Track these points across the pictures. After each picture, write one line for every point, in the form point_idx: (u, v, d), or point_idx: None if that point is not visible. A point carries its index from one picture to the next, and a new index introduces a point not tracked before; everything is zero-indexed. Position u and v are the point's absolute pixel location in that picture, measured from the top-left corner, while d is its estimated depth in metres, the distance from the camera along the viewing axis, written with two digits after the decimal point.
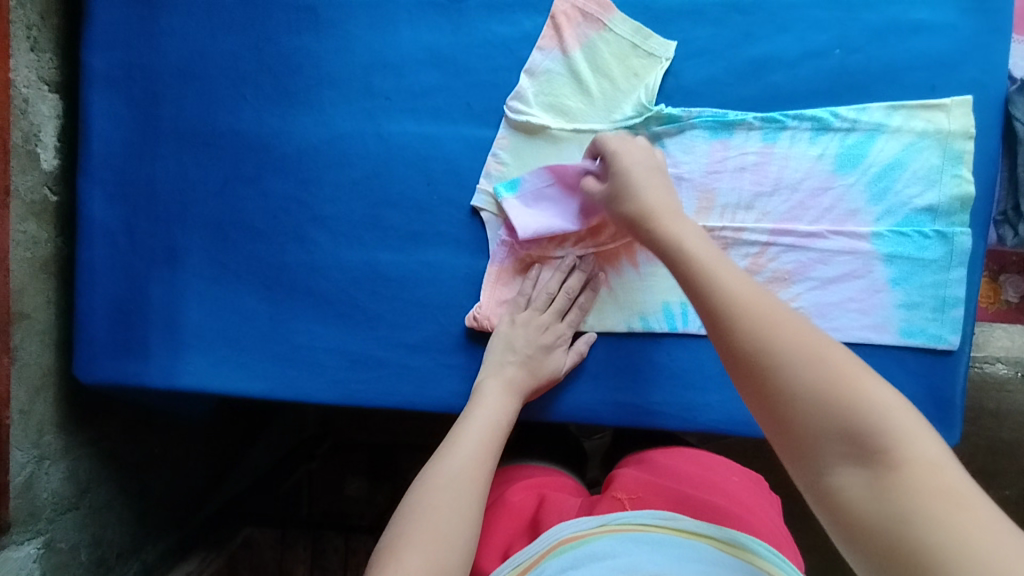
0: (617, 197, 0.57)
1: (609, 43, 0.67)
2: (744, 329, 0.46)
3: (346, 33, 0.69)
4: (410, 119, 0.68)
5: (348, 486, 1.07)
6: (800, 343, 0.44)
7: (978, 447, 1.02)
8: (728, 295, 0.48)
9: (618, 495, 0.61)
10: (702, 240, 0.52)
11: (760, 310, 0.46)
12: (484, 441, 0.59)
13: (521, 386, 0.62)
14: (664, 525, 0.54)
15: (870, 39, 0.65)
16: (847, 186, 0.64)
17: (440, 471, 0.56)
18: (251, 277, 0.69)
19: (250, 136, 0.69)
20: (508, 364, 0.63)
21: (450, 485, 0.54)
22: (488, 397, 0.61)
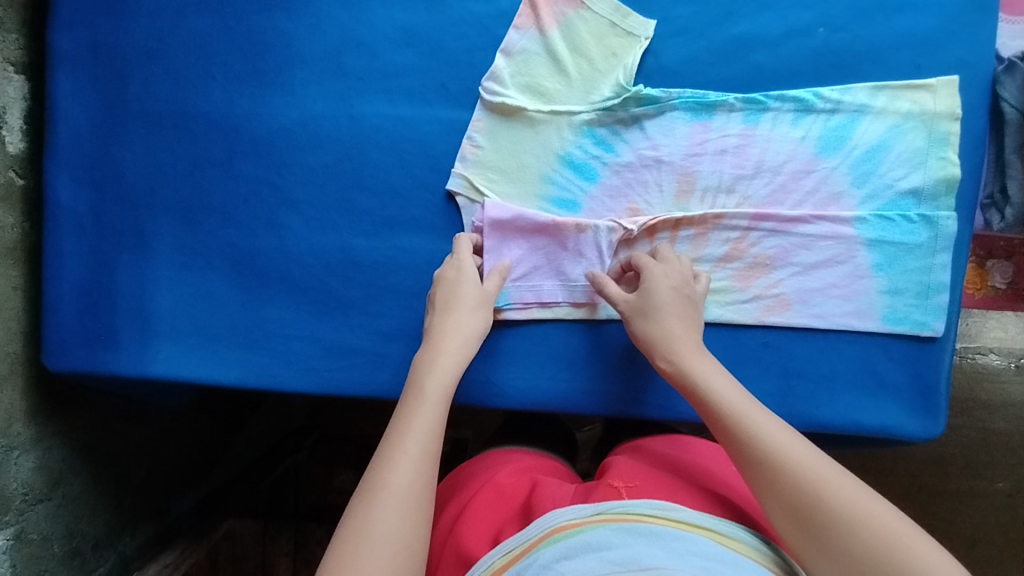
0: (644, 312, 0.58)
1: (586, 22, 0.65)
2: (758, 444, 0.49)
3: (319, 12, 0.67)
4: (384, 100, 0.67)
5: (337, 478, 1.05)
6: (848, 501, 0.44)
7: (971, 438, 1.01)
8: (732, 409, 0.52)
9: (615, 482, 0.60)
10: (747, 399, 0.53)
11: (807, 472, 0.47)
12: (428, 438, 0.51)
13: (464, 335, 0.59)
14: (661, 516, 0.52)
15: (855, 17, 0.63)
16: (830, 169, 0.63)
17: (378, 489, 0.47)
18: (222, 263, 0.68)
19: (222, 119, 0.68)
20: (449, 321, 0.59)
21: (391, 508, 0.46)
22: (436, 363, 0.56)
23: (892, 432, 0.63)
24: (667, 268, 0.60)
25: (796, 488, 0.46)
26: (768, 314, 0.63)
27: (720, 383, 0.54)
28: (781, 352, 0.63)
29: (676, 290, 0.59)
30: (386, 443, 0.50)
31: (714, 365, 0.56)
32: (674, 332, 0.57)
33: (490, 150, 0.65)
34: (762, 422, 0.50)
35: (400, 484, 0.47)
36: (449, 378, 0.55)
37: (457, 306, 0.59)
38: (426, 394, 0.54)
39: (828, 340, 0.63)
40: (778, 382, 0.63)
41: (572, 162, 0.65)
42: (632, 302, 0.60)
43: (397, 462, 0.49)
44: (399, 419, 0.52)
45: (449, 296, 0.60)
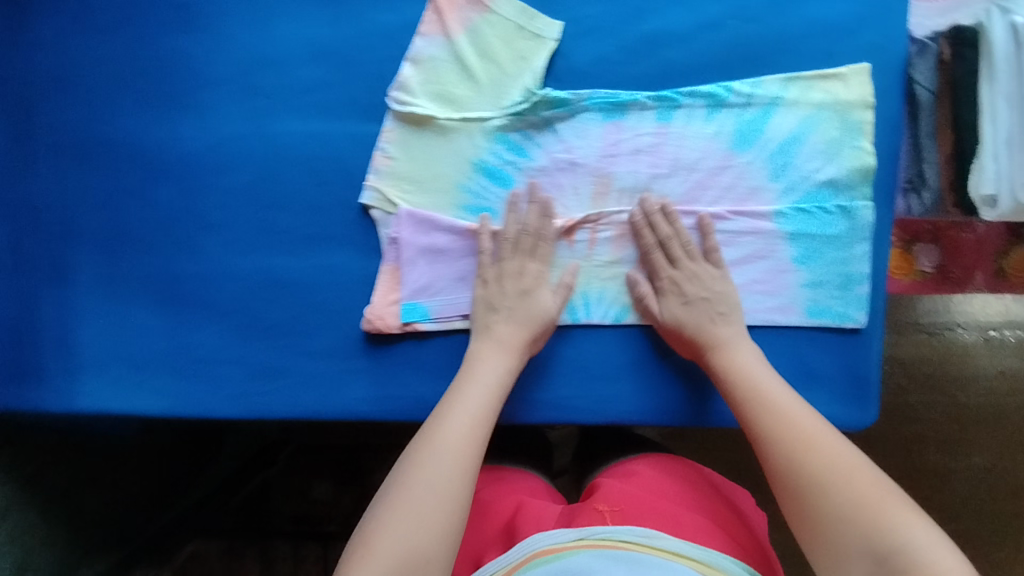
0: (687, 307, 0.60)
1: (493, 26, 0.62)
2: (767, 408, 0.55)
3: (223, 30, 0.64)
4: (294, 117, 0.64)
5: (315, 489, 1.03)
6: (840, 465, 0.49)
7: (944, 414, 1.01)
8: (749, 383, 0.57)
9: (598, 507, 0.58)
10: (769, 375, 0.57)
11: (808, 436, 0.51)
12: (464, 452, 0.53)
13: (517, 342, 0.60)
14: (642, 543, 0.52)
15: (765, 8, 0.61)
16: (746, 163, 0.62)
17: (405, 494, 0.49)
18: (143, 291, 0.66)
19: (132, 147, 0.66)
20: (494, 324, 0.61)
21: (427, 492, 0.49)
22: (483, 361, 0.59)
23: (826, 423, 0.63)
24: (699, 270, 0.61)
25: (793, 442, 0.51)
26: None
27: (749, 365, 0.58)
28: None
29: (706, 302, 0.60)
30: (417, 448, 0.53)
31: (750, 350, 0.59)
32: (718, 333, 0.60)
33: (402, 161, 0.64)
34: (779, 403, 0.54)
35: (431, 495, 0.49)
36: (490, 397, 0.57)
37: (502, 310, 0.61)
38: (472, 384, 0.58)
39: (756, 336, 0.63)
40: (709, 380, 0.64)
41: (485, 168, 0.64)
42: (675, 312, 0.61)
43: (437, 448, 0.52)
44: (433, 423, 0.55)
45: (496, 300, 0.62)
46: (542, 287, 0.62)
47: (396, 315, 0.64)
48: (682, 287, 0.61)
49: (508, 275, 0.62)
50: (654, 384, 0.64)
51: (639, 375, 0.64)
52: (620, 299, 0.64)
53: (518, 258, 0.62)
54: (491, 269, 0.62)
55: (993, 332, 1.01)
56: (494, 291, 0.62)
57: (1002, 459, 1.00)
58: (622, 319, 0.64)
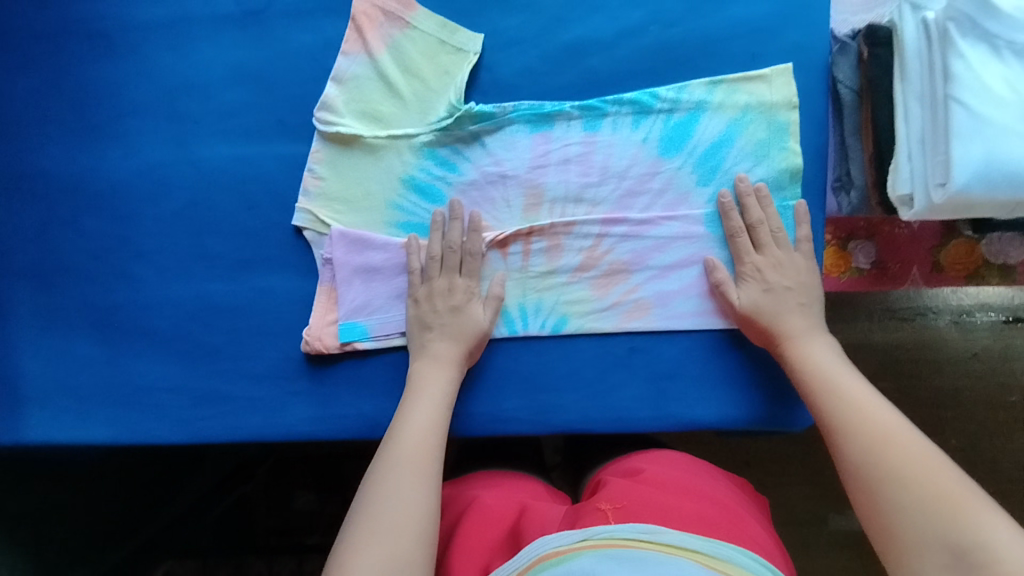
0: (771, 294, 0.60)
1: (415, 42, 0.62)
2: (848, 404, 0.53)
3: (144, 57, 0.64)
4: (222, 141, 0.64)
5: (296, 501, 0.97)
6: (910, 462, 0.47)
7: (920, 400, 1.00)
8: (827, 378, 0.55)
9: (601, 504, 0.55)
10: (848, 372, 0.56)
11: (887, 432, 0.49)
12: (423, 462, 0.53)
13: (455, 356, 0.61)
14: (648, 540, 0.47)
15: (685, 12, 0.61)
16: (675, 169, 0.62)
17: (376, 514, 0.49)
18: (82, 322, 0.66)
19: (63, 179, 0.65)
20: (431, 342, 0.61)
21: (400, 508, 0.49)
22: (426, 376, 0.60)
23: (765, 423, 0.64)
24: (782, 257, 0.60)
25: (870, 437, 0.50)
26: (630, 320, 0.64)
27: (824, 360, 0.57)
28: (646, 356, 0.64)
29: (788, 291, 0.60)
30: (378, 467, 0.53)
31: (823, 344, 0.58)
32: (786, 324, 0.59)
33: (333, 182, 0.63)
34: (853, 396, 0.53)
35: (400, 506, 0.49)
36: (439, 407, 0.58)
37: (436, 327, 0.61)
38: (419, 398, 0.58)
39: (691, 339, 0.64)
40: (648, 387, 0.64)
41: (416, 185, 0.63)
42: (755, 299, 0.60)
43: (397, 467, 0.52)
44: (390, 441, 0.55)
45: (429, 317, 0.62)
46: (472, 302, 0.62)
47: (335, 336, 0.64)
48: (766, 274, 0.60)
49: (439, 292, 0.62)
50: (593, 392, 0.65)
51: (578, 384, 0.65)
52: (558, 309, 0.64)
53: (447, 274, 0.62)
54: (421, 288, 0.63)
55: (966, 314, 1.01)
56: (426, 310, 0.62)
57: (980, 439, 1.00)
58: (560, 328, 0.64)
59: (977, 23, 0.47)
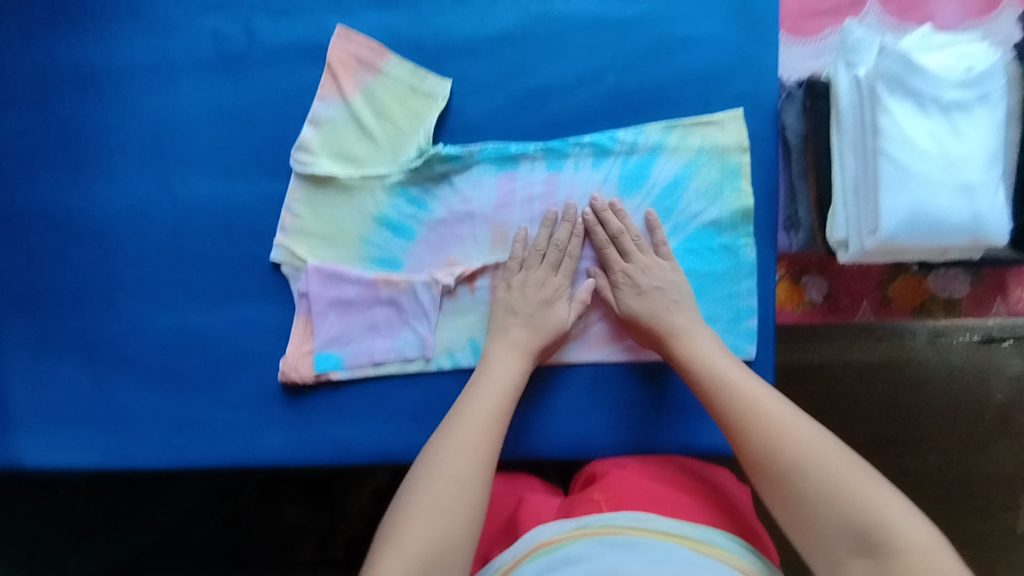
0: (640, 296, 0.63)
1: (386, 87, 0.65)
2: (740, 396, 0.56)
3: (129, 100, 0.67)
4: (203, 180, 0.67)
5: (286, 515, 0.97)
6: (807, 445, 0.51)
7: (899, 419, 1.00)
8: (715, 369, 0.58)
9: (595, 496, 0.59)
10: (729, 360, 0.59)
11: (777, 420, 0.53)
12: (479, 444, 0.55)
13: (531, 347, 0.63)
14: (639, 527, 0.53)
15: (641, 60, 0.64)
16: (633, 208, 0.65)
17: (429, 489, 0.52)
18: (68, 351, 0.69)
19: (52, 215, 0.69)
20: (513, 328, 0.63)
21: (449, 484, 0.52)
22: (499, 361, 0.62)
23: (724, 451, 0.67)
24: (653, 263, 0.64)
25: (766, 428, 0.53)
26: (592, 350, 0.67)
27: (716, 356, 0.60)
28: (608, 385, 0.67)
29: (658, 291, 0.63)
30: (436, 444, 0.56)
31: (707, 338, 0.61)
32: (676, 322, 0.62)
33: (309, 219, 0.67)
34: (749, 392, 0.56)
35: (446, 481, 0.52)
36: (503, 396, 0.59)
37: (521, 316, 0.63)
38: (484, 381, 0.60)
39: (651, 369, 0.67)
40: (609, 415, 0.67)
41: (388, 222, 0.67)
42: (631, 305, 0.63)
43: (449, 446, 0.55)
44: (451, 419, 0.58)
45: (517, 305, 0.64)
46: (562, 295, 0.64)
47: (310, 366, 0.67)
48: (635, 278, 0.63)
49: (532, 283, 0.64)
50: (557, 420, 0.67)
51: (543, 412, 0.68)
52: None
53: (543, 270, 0.64)
54: (517, 278, 0.65)
55: (942, 333, 1.01)
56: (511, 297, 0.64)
57: (956, 456, 1.01)
58: None
59: (902, 81, 0.50)
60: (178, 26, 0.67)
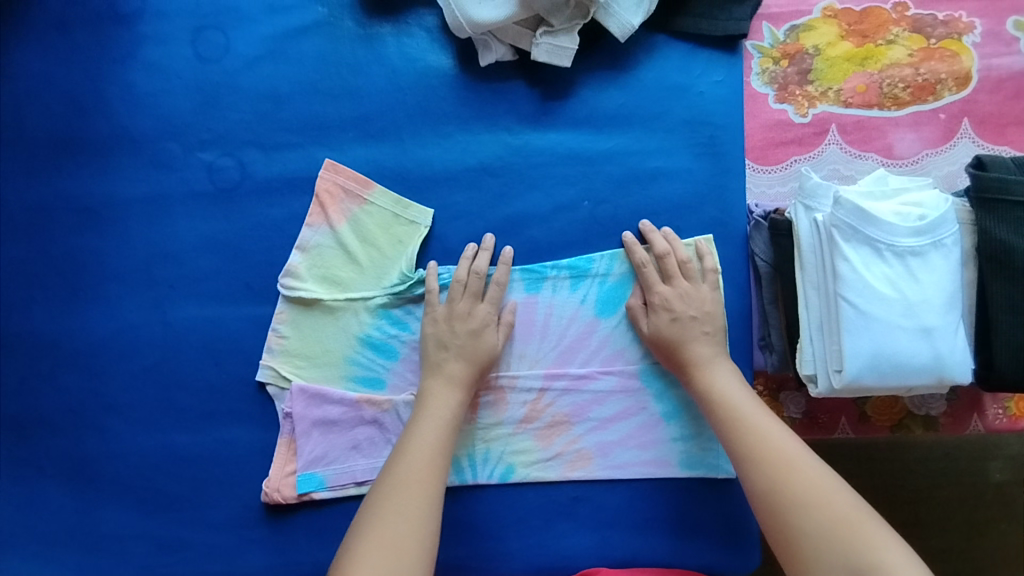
0: (676, 319, 0.63)
1: (371, 215, 0.68)
2: (750, 430, 0.57)
3: (127, 229, 0.71)
4: (193, 303, 0.70)
5: None
6: (813, 484, 0.53)
7: (906, 522, 0.89)
8: (727, 399, 0.59)
9: None
10: (743, 391, 0.60)
11: (787, 456, 0.55)
12: (425, 482, 0.57)
13: (465, 379, 0.64)
14: None
15: (614, 190, 0.68)
16: (611, 328, 0.67)
17: (379, 527, 0.54)
18: (53, 472, 0.70)
19: (48, 337, 0.71)
20: (445, 362, 0.64)
21: (397, 520, 0.55)
22: (434, 395, 0.63)
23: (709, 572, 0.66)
24: (694, 291, 0.64)
25: (776, 463, 0.55)
26: (572, 470, 0.67)
27: (728, 384, 0.60)
28: (590, 505, 0.67)
29: (692, 320, 0.63)
30: (383, 484, 0.58)
31: (726, 370, 0.61)
32: (693, 351, 0.62)
33: (294, 339, 0.69)
34: (764, 429, 0.57)
35: (399, 519, 0.55)
36: (445, 431, 0.61)
37: (453, 347, 0.64)
38: (427, 414, 0.62)
39: (633, 487, 0.67)
40: (592, 535, 0.67)
41: (372, 342, 0.68)
42: (661, 328, 0.63)
43: (397, 482, 0.57)
44: (396, 453, 0.60)
45: (447, 338, 0.64)
46: (490, 325, 0.65)
47: (293, 487, 0.67)
48: (671, 304, 0.63)
49: (457, 316, 0.65)
50: (538, 539, 0.67)
51: (524, 530, 0.67)
52: (504, 459, 0.67)
53: (468, 299, 0.66)
54: (443, 309, 0.66)
55: None
56: (437, 325, 0.65)
57: (958, 543, 0.89)
58: (507, 477, 0.67)
59: (859, 231, 0.53)
60: (175, 160, 0.71)
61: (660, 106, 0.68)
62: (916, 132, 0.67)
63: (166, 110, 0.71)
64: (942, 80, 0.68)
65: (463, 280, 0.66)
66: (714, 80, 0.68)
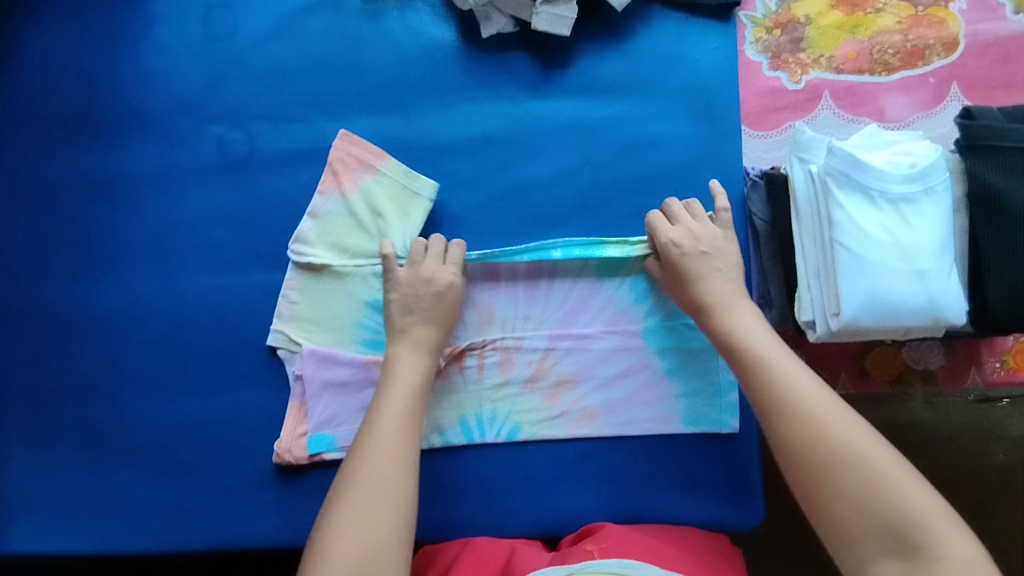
0: (687, 254, 0.63)
1: (380, 187, 0.70)
2: (785, 391, 0.55)
3: (141, 201, 0.73)
4: (205, 272, 0.72)
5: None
6: (852, 446, 0.52)
7: None
8: (763, 358, 0.57)
9: (588, 546, 0.61)
10: (774, 346, 0.58)
11: (824, 417, 0.54)
12: (397, 454, 0.59)
13: (433, 343, 0.65)
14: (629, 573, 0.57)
15: (614, 155, 0.70)
16: (614, 288, 0.69)
17: (350, 505, 0.56)
18: (67, 441, 0.71)
19: (63, 308, 0.73)
20: (411, 327, 0.65)
21: (369, 495, 0.56)
22: (401, 363, 0.64)
23: (713, 527, 0.68)
24: (705, 229, 0.64)
25: (814, 426, 0.53)
26: (578, 428, 0.68)
27: (759, 339, 0.59)
28: (597, 462, 0.69)
29: (703, 256, 0.63)
30: (354, 457, 0.59)
31: (748, 311, 0.60)
32: (707, 288, 0.62)
33: (304, 305, 0.70)
34: (800, 390, 0.55)
35: (374, 494, 0.56)
36: (412, 398, 0.62)
37: (419, 312, 0.65)
38: (395, 384, 0.62)
39: (639, 444, 0.68)
40: (599, 491, 0.68)
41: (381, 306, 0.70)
42: (672, 264, 0.63)
43: (369, 455, 0.58)
44: (366, 425, 0.60)
45: (412, 302, 0.65)
46: (454, 288, 0.66)
47: (304, 448, 0.68)
48: (680, 240, 0.63)
49: (421, 279, 0.66)
50: (545, 497, 0.68)
51: (532, 488, 0.68)
52: (511, 418, 0.69)
53: (431, 261, 0.67)
54: (405, 273, 0.66)
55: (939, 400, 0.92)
56: (397, 291, 0.66)
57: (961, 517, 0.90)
58: (515, 435, 0.69)
59: (852, 178, 0.55)
60: (187, 134, 0.73)
61: (657, 75, 0.70)
62: (907, 96, 0.69)
63: (177, 86, 0.73)
64: (930, 45, 0.70)
65: (427, 243, 0.68)
66: (709, 48, 0.70)
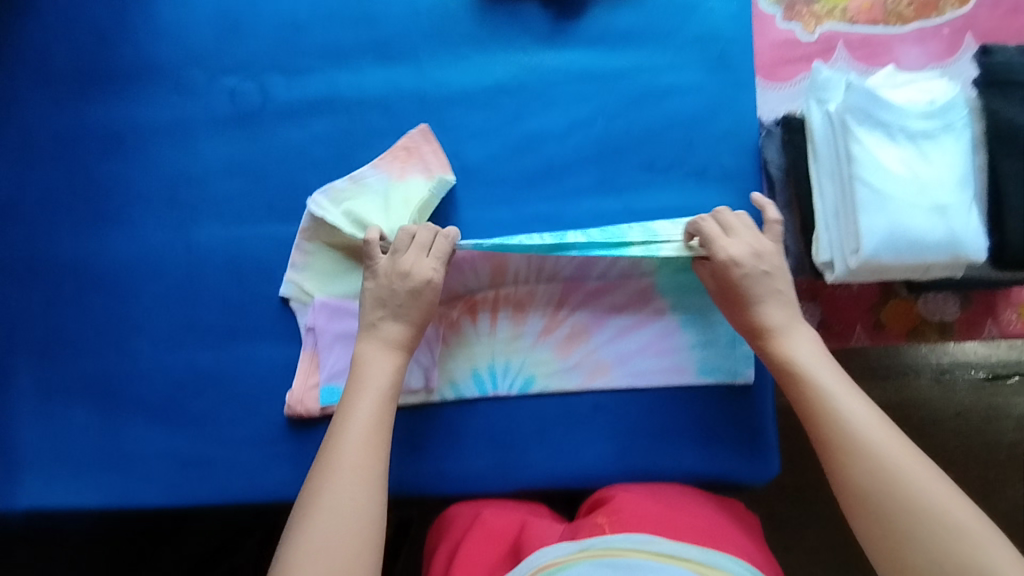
0: (750, 274, 0.59)
1: (412, 186, 0.68)
2: (835, 415, 0.54)
3: (152, 154, 0.72)
4: (216, 224, 0.71)
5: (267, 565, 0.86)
6: (906, 474, 0.50)
7: None
8: (813, 383, 0.56)
9: (599, 520, 0.58)
10: (822, 368, 0.57)
11: (875, 443, 0.52)
12: (366, 462, 0.55)
13: (403, 341, 0.62)
14: (643, 549, 0.52)
15: (628, 106, 0.69)
16: None
17: (313, 525, 0.51)
18: (78, 392, 0.71)
19: (74, 260, 0.72)
20: (381, 321, 0.62)
21: (333, 512, 0.51)
22: (370, 363, 0.60)
23: (727, 479, 0.67)
24: (760, 242, 0.61)
25: (865, 455, 0.51)
26: (592, 379, 0.68)
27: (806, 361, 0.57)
28: (610, 414, 0.68)
29: (763, 276, 0.60)
30: (319, 468, 0.55)
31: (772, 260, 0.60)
32: (767, 309, 0.59)
33: (317, 256, 0.70)
34: (850, 416, 0.53)
35: (344, 510, 0.52)
36: (379, 398, 0.58)
37: (388, 308, 0.62)
38: (364, 388, 0.59)
39: (653, 396, 0.68)
40: (612, 444, 0.67)
41: None
42: (733, 281, 0.60)
43: (336, 468, 0.54)
44: (332, 437, 0.56)
45: (386, 296, 0.62)
46: (432, 285, 0.62)
47: (316, 399, 0.68)
48: (741, 258, 0.60)
49: (398, 272, 0.62)
50: (558, 450, 0.68)
51: (545, 441, 0.68)
52: (525, 370, 0.68)
53: (414, 253, 0.63)
54: (385, 263, 0.63)
55: (947, 372, 0.93)
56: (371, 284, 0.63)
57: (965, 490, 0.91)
58: (528, 387, 0.68)
59: (870, 114, 0.54)
60: (199, 85, 0.73)
61: (671, 25, 0.70)
62: (922, 47, 0.69)
63: (189, 39, 0.73)
64: None
65: (413, 232, 0.64)
66: None
